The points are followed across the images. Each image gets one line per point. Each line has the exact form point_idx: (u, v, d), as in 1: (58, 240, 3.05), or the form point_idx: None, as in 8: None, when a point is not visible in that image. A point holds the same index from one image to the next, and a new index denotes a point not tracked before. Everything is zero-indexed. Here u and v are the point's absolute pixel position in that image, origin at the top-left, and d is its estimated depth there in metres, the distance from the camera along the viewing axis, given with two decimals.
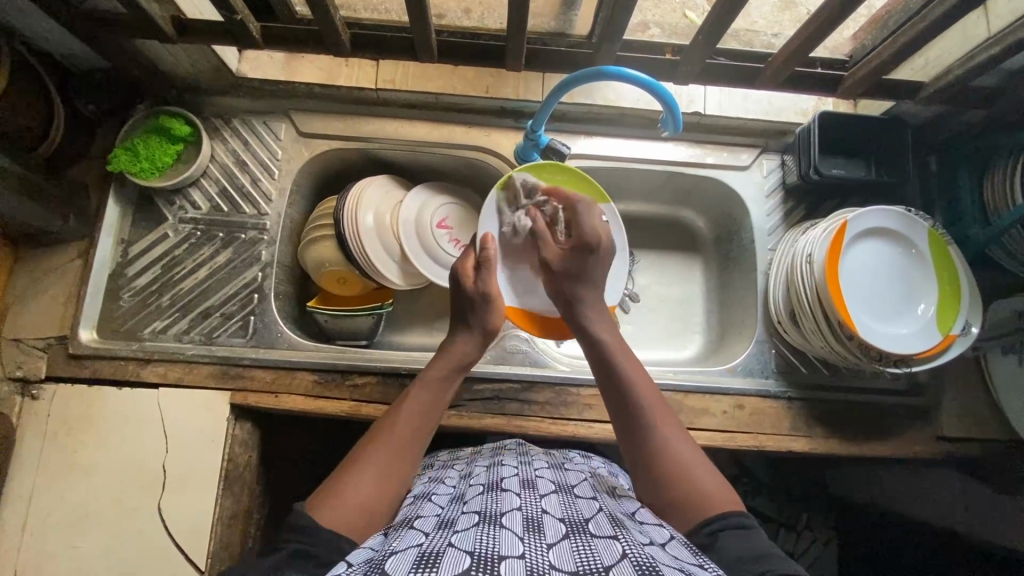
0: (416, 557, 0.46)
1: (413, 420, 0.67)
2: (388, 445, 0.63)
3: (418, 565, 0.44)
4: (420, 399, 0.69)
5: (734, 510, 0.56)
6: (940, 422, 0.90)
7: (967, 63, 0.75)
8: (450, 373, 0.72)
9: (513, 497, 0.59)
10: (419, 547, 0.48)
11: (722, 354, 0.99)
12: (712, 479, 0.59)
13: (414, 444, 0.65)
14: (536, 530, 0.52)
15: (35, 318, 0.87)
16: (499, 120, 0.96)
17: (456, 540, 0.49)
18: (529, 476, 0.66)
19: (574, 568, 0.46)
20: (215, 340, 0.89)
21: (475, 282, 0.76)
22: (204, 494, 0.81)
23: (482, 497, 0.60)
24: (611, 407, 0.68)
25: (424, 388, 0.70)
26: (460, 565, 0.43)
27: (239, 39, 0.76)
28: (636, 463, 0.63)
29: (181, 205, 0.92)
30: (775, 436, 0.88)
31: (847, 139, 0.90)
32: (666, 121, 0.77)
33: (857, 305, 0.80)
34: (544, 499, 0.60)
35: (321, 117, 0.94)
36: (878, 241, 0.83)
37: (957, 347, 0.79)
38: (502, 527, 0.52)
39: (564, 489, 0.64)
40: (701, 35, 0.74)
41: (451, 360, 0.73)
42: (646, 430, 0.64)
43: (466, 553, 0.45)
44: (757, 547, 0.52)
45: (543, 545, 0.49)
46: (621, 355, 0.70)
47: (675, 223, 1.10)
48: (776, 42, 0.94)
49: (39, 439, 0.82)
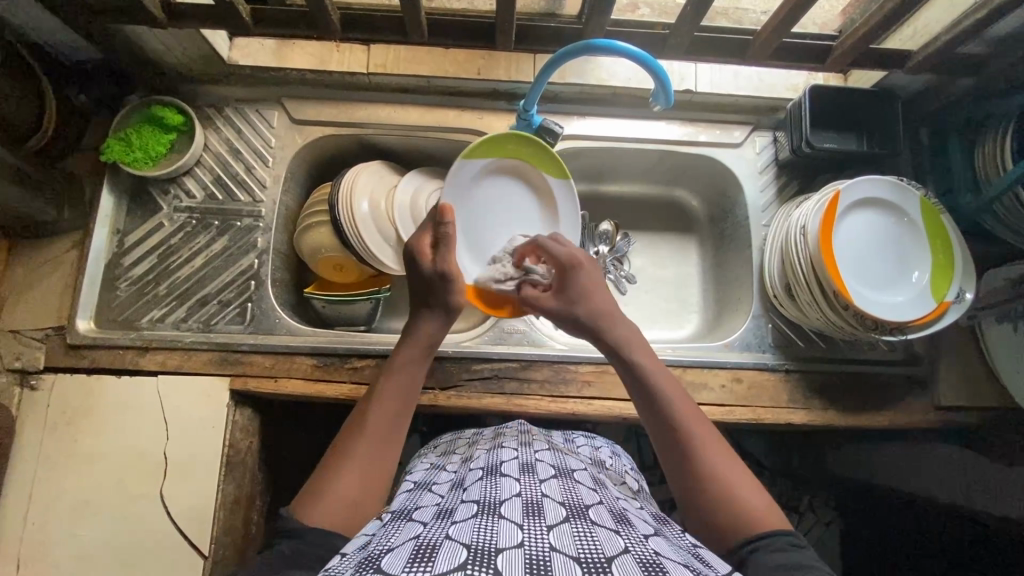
0: (412, 551, 0.45)
1: (388, 408, 0.66)
2: (367, 437, 0.63)
3: (415, 559, 0.43)
4: (394, 386, 0.68)
5: (786, 530, 0.54)
6: (938, 391, 0.90)
7: (955, 29, 0.75)
8: (422, 354, 0.71)
9: (512, 483, 0.59)
10: (416, 540, 0.47)
11: (720, 331, 1.00)
12: (757, 494, 0.57)
13: (392, 433, 0.65)
14: (536, 514, 0.51)
15: (34, 310, 0.87)
16: (492, 103, 0.96)
17: (453, 532, 0.48)
18: (529, 460, 0.66)
19: (576, 553, 0.45)
20: (213, 327, 0.89)
21: (433, 262, 0.75)
22: (206, 480, 0.81)
23: (481, 483, 0.60)
24: (642, 411, 0.65)
25: (395, 374, 0.69)
26: (457, 559, 0.43)
27: (231, 22, 0.76)
28: (675, 468, 0.60)
29: (176, 195, 0.93)
30: (774, 409, 0.88)
31: (838, 112, 0.90)
32: (658, 95, 0.77)
33: (857, 288, 0.81)
34: (544, 484, 0.59)
35: (314, 103, 0.94)
36: (857, 219, 0.83)
37: (953, 312, 0.80)
38: (501, 516, 0.51)
39: (563, 474, 0.63)
40: (689, 6, 0.74)
41: (420, 342, 0.72)
42: (684, 438, 0.61)
43: (462, 546, 0.45)
44: (798, 559, 0.51)
45: (544, 528, 0.48)
46: (653, 368, 0.67)
47: (669, 204, 1.10)
48: (764, 19, 0.94)
49: (39, 429, 0.81)
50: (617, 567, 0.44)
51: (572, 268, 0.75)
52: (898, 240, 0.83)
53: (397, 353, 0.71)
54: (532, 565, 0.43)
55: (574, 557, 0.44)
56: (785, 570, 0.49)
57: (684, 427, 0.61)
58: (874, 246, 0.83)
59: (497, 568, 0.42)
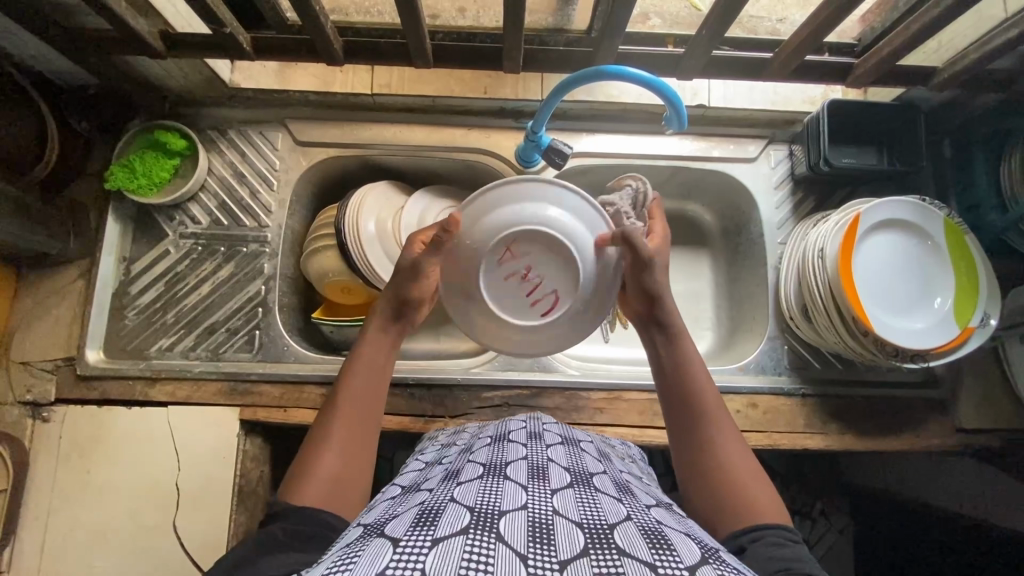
0: (416, 516, 0.43)
1: (360, 388, 0.65)
2: (343, 416, 0.63)
3: (417, 522, 0.41)
4: (362, 365, 0.67)
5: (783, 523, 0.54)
6: (958, 413, 0.88)
7: (984, 47, 0.71)
8: (389, 330, 0.70)
9: (519, 448, 0.58)
10: (421, 505, 0.45)
11: (735, 350, 0.98)
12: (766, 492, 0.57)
13: (373, 405, 0.65)
14: (540, 478, 0.50)
15: (45, 341, 0.87)
16: (500, 121, 0.94)
17: (458, 495, 0.46)
18: (536, 429, 0.65)
19: (579, 519, 0.44)
20: (221, 355, 0.88)
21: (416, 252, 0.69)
22: (218, 510, 0.81)
23: (488, 449, 0.59)
24: (675, 411, 0.64)
25: (363, 353, 0.68)
26: (460, 522, 0.41)
27: (230, 51, 0.74)
28: (689, 468, 0.61)
29: (181, 221, 0.92)
30: (790, 434, 0.87)
31: (857, 127, 0.87)
32: (671, 118, 0.74)
33: (867, 296, 0.79)
34: (550, 450, 0.59)
35: (318, 125, 0.93)
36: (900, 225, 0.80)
37: (976, 339, 0.78)
38: (506, 478, 0.50)
39: (570, 441, 0.63)
40: (706, 29, 0.71)
41: (388, 318, 0.70)
42: (705, 436, 0.61)
43: (466, 510, 0.43)
44: (795, 551, 0.50)
45: (548, 492, 0.48)
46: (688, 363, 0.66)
47: (680, 217, 1.07)
48: (781, 29, 0.88)
49: (51, 461, 0.82)
50: (619, 535, 0.42)
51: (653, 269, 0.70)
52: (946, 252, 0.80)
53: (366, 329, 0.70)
54: (535, 528, 0.42)
55: (577, 523, 0.43)
56: (780, 562, 0.48)
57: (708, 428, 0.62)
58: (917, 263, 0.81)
59: (499, 532, 0.40)
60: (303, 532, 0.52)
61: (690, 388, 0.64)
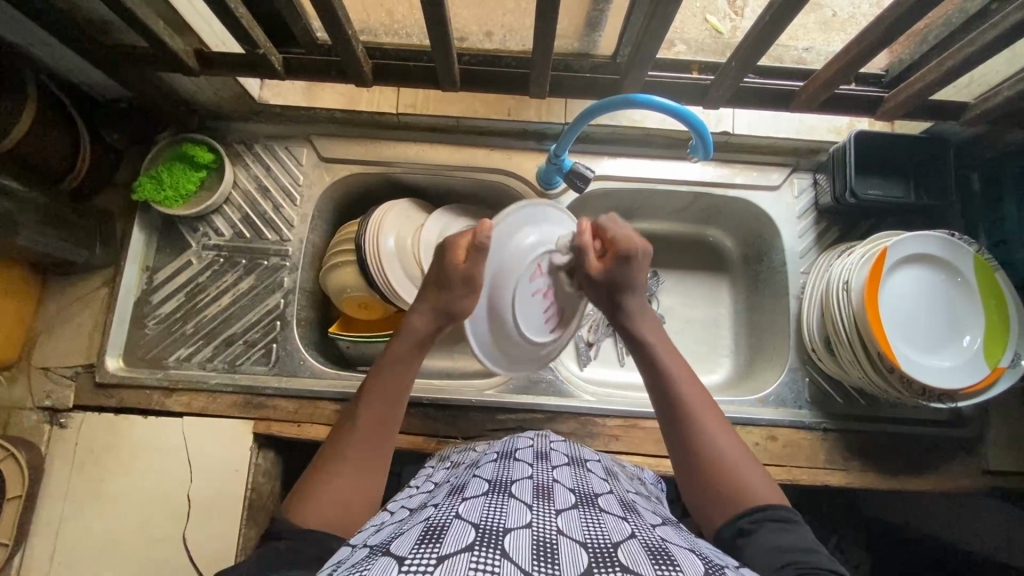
0: (420, 533, 0.42)
1: (376, 418, 0.64)
2: (357, 440, 0.62)
3: (422, 540, 0.40)
4: (382, 390, 0.65)
5: (775, 503, 0.55)
6: (986, 455, 0.86)
7: (1018, 85, 0.71)
8: (412, 353, 0.68)
9: (525, 467, 0.57)
10: (427, 522, 0.44)
11: (754, 380, 0.96)
12: (760, 477, 0.58)
13: (384, 438, 0.63)
14: (545, 497, 0.49)
15: (65, 347, 0.88)
16: (523, 143, 0.94)
17: (462, 510, 0.45)
18: (543, 448, 0.64)
19: (583, 538, 0.43)
20: (237, 368, 0.89)
21: (467, 262, 0.67)
22: (227, 524, 0.80)
23: (494, 465, 0.59)
24: (662, 412, 0.64)
25: (384, 377, 0.66)
26: (465, 539, 0.40)
27: (265, 71, 0.76)
28: (690, 459, 0.60)
29: (204, 232, 0.93)
30: (810, 470, 0.85)
31: (885, 160, 0.86)
32: (697, 146, 0.74)
33: (894, 333, 0.77)
34: (557, 470, 0.58)
35: (343, 142, 0.94)
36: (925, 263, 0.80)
37: (1006, 379, 0.76)
38: (511, 495, 0.49)
39: (576, 462, 0.62)
40: (733, 62, 0.72)
41: (414, 337, 0.68)
42: (690, 419, 0.61)
43: (470, 526, 0.42)
44: (796, 541, 0.51)
45: (553, 511, 0.46)
46: (669, 353, 0.67)
47: (699, 243, 1.07)
48: (810, 58, 0.83)
49: (66, 467, 0.82)
50: (623, 553, 0.41)
51: (629, 256, 0.68)
52: (950, 259, 0.79)
53: (391, 352, 0.68)
54: (540, 547, 0.40)
55: (581, 542, 0.42)
56: (785, 553, 0.50)
57: (696, 415, 0.62)
58: (913, 267, 0.79)
59: (504, 549, 0.39)
60: (318, 554, 0.52)
61: (670, 374, 0.65)
